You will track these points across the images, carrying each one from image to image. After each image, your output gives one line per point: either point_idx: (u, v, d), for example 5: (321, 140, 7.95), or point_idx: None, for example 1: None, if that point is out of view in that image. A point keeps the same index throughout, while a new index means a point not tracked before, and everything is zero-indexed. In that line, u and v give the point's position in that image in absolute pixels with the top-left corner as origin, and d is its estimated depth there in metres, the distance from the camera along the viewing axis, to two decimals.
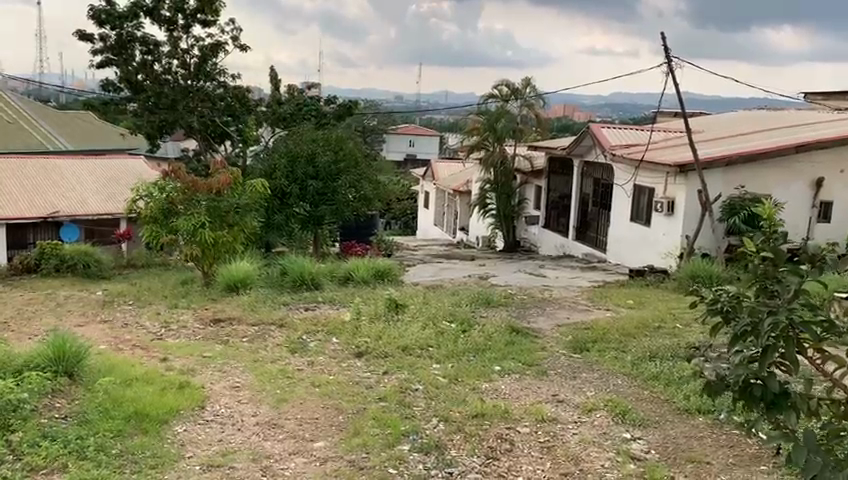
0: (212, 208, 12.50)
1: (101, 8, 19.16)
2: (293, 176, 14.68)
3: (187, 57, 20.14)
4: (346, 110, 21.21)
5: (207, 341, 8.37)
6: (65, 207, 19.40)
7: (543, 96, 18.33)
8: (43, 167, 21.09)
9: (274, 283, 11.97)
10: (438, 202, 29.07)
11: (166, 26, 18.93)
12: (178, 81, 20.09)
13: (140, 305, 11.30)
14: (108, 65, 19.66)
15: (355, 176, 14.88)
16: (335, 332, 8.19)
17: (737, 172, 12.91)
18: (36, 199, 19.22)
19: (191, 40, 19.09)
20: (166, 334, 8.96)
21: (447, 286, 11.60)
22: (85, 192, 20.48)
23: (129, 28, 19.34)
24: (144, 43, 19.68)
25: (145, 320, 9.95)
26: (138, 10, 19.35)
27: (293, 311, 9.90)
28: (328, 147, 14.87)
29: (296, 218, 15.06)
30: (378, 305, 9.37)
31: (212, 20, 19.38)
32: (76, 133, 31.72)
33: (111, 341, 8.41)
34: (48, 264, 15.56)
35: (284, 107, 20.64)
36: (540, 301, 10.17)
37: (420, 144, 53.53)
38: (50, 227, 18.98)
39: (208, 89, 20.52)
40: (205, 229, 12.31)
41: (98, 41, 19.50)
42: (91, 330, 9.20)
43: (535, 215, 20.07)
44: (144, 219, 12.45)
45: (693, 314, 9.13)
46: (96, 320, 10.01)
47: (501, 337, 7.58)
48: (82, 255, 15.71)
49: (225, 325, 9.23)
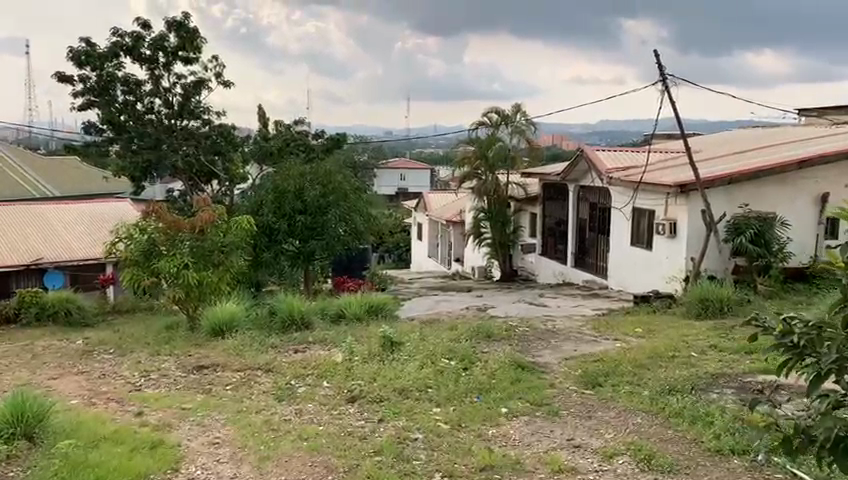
0: (196, 249, 11.97)
1: (80, 49, 18.77)
2: (281, 212, 14.21)
3: (169, 96, 19.90)
4: (334, 143, 20.84)
5: (188, 391, 7.75)
6: (49, 253, 18.81)
7: (534, 121, 17.96)
8: (26, 214, 20.56)
9: (263, 324, 11.37)
10: (431, 233, 28.59)
11: (147, 65, 18.53)
12: (162, 120, 19.91)
13: (122, 353, 10.68)
14: (89, 107, 19.23)
15: (345, 209, 14.37)
16: (328, 376, 7.59)
17: (740, 190, 12.49)
18: (18, 246, 18.64)
19: (173, 78, 18.69)
20: (145, 384, 8.35)
21: (444, 320, 11.04)
22: (71, 237, 19.92)
23: (110, 68, 18.95)
24: (126, 83, 19.31)
25: (125, 369, 9.33)
26: (119, 50, 19.01)
27: (282, 354, 9.30)
28: (317, 180, 14.36)
29: (285, 255, 14.55)
30: (372, 344, 8.79)
31: (194, 57, 19.02)
32: (63, 178, 31.29)
33: (84, 394, 7.77)
34: (29, 313, 14.90)
35: (271, 142, 20.18)
36: (543, 332, 9.62)
37: (411, 177, 53.52)
38: (33, 274, 18.37)
39: (192, 128, 20.29)
40: (188, 270, 11.75)
41: (78, 83, 19.10)
42: (66, 383, 8.58)
43: (531, 243, 19.62)
44: (125, 262, 11.85)
45: (707, 341, 8.58)
46: (72, 372, 9.37)
47: (507, 374, 7.01)
48: (63, 302, 15.10)
49: (209, 372, 8.63)
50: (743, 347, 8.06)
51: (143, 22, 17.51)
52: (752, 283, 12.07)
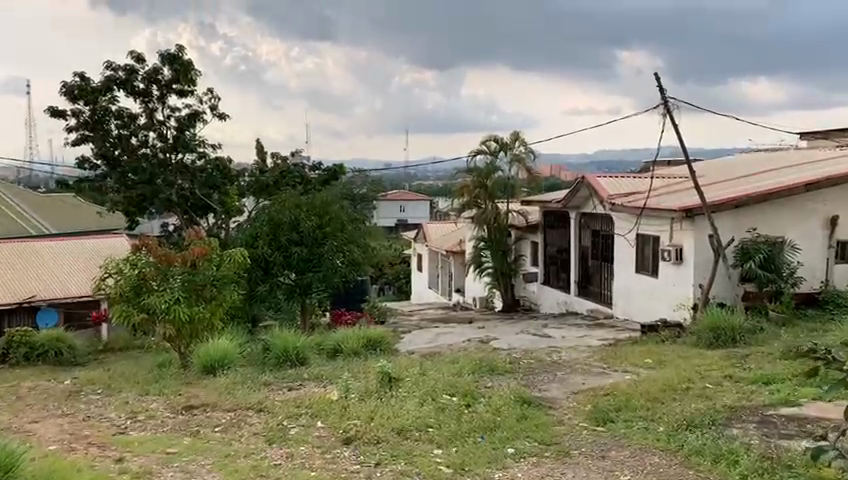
0: (187, 284, 11.57)
1: (74, 83, 18.61)
2: (277, 244, 13.88)
3: (164, 129, 19.68)
4: (332, 174, 20.57)
5: (174, 433, 7.30)
6: (43, 291, 18.40)
7: (533, 149, 17.69)
8: (20, 251, 20.21)
9: (257, 361, 10.95)
10: (431, 264, 28.23)
11: (141, 98, 18.34)
12: (156, 154, 19.61)
13: (109, 394, 10.22)
14: (84, 142, 19.02)
15: (342, 240, 14.01)
16: (322, 415, 7.15)
17: (747, 214, 12.16)
18: (11, 285, 18.25)
19: (167, 110, 18.50)
20: (131, 426, 7.90)
21: (445, 353, 10.62)
22: (65, 274, 19.53)
23: (104, 102, 18.76)
24: (120, 117, 19.09)
25: (112, 410, 8.88)
26: (112, 83, 18.83)
27: (275, 392, 8.89)
28: (313, 212, 14.03)
29: (281, 288, 14.19)
30: (370, 380, 8.36)
31: (189, 90, 18.83)
32: (60, 215, 30.98)
33: (64, 439, 7.33)
34: (18, 353, 14.42)
35: (267, 175, 19.91)
36: (548, 364, 9.19)
37: (411, 209, 53.33)
38: (26, 313, 17.95)
39: (186, 161, 20.01)
40: (180, 305, 11.35)
41: (71, 118, 18.89)
42: (48, 426, 8.13)
43: (533, 272, 19.25)
44: (114, 299, 11.42)
45: (722, 371, 8.15)
46: (55, 415, 8.92)
47: (512, 411, 6.58)
48: (53, 341, 14.64)
49: (198, 412, 8.19)
50: (760, 378, 7.65)
51: (136, 55, 17.36)
52: (762, 309, 11.71)
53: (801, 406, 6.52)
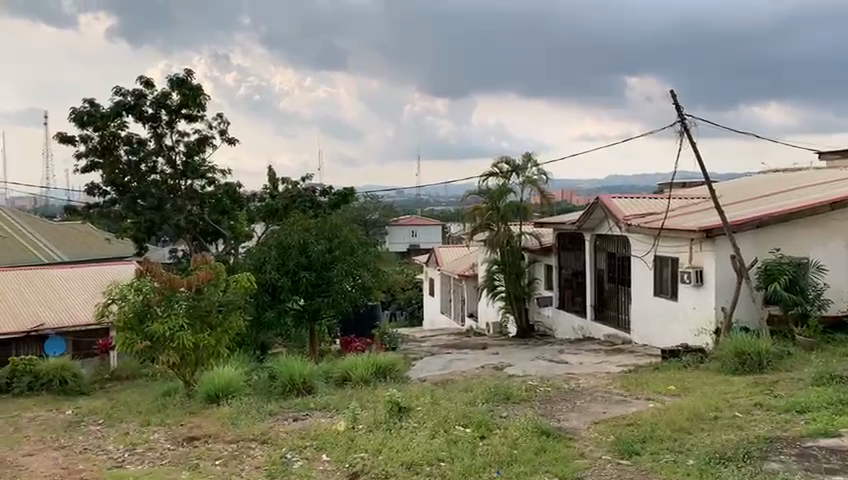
0: (192, 310, 11.24)
1: (83, 109, 18.52)
2: (285, 268, 13.56)
3: (173, 154, 19.53)
4: (342, 198, 20.32)
5: (173, 467, 6.93)
6: (51, 319, 18.16)
7: (546, 171, 17.33)
8: (29, 278, 20.02)
9: (263, 390, 10.58)
10: (443, 288, 27.82)
11: (150, 124, 18.23)
12: (166, 180, 19.35)
13: (110, 425, 9.86)
14: (93, 168, 18.87)
15: (351, 264, 13.64)
16: (327, 448, 6.76)
17: (769, 234, 11.76)
18: (19, 313, 18.04)
19: (176, 135, 18.38)
20: (128, 459, 7.54)
21: (458, 381, 10.20)
22: (73, 301, 19.27)
23: (113, 128, 18.64)
24: (128, 143, 18.95)
25: (111, 442, 8.53)
26: (122, 109, 18.72)
27: (281, 422, 8.51)
28: (322, 235, 13.72)
29: (289, 314, 13.87)
30: (378, 409, 7.95)
31: (198, 114, 18.72)
32: (72, 243, 30.86)
33: (57, 474, 6.97)
34: (22, 382, 14.08)
35: (277, 200, 19.72)
36: (567, 392, 8.76)
37: (423, 234, 53.09)
38: (34, 341, 17.69)
39: (196, 187, 19.84)
40: (185, 333, 11.01)
41: (81, 144, 18.79)
42: (42, 460, 7.78)
43: (548, 296, 18.82)
44: (118, 327, 11.09)
45: (751, 399, 7.69)
46: (53, 447, 8.56)
47: (530, 443, 6.18)
48: (59, 369, 14.32)
49: (200, 444, 7.84)
50: (793, 405, 7.20)
51: (144, 79, 17.32)
52: (788, 334, 11.08)
53: (842, 437, 6.07)
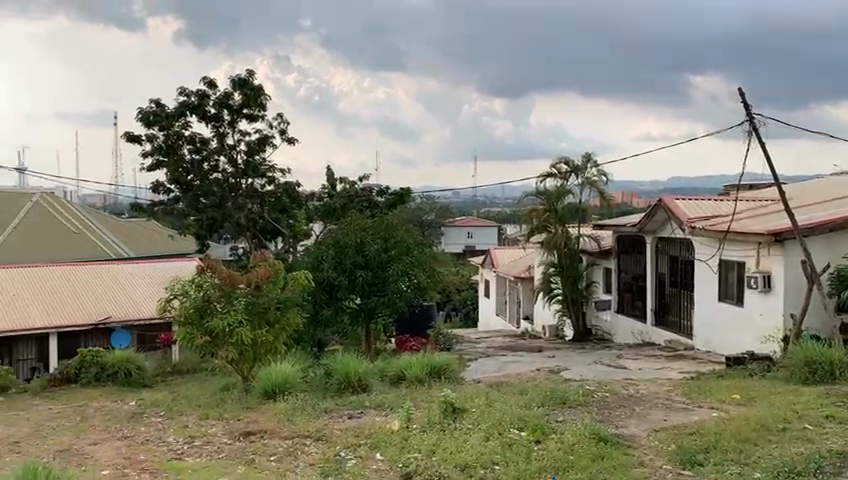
0: (251, 306, 11.41)
1: (149, 109, 19.06)
2: (341, 267, 13.63)
3: (235, 154, 19.92)
4: (399, 198, 20.37)
5: (229, 461, 7.03)
6: (117, 312, 18.78)
7: (606, 172, 17.00)
8: (98, 272, 20.76)
9: (319, 387, 10.66)
10: (499, 290, 27.61)
11: (213, 123, 18.64)
12: (227, 179, 19.73)
13: (171, 417, 10.09)
14: (158, 167, 19.40)
15: (407, 264, 13.63)
16: (381, 447, 6.74)
17: (844, 238, 11.23)
18: (87, 306, 18.72)
19: (237, 135, 18.74)
20: (187, 452, 7.68)
21: (513, 384, 10.07)
22: (138, 295, 19.89)
23: (177, 128, 19.12)
24: (192, 142, 19.41)
25: (171, 434, 8.73)
26: (186, 109, 19.19)
27: (335, 419, 8.55)
28: (378, 235, 13.74)
29: (346, 312, 13.97)
30: (432, 410, 7.90)
31: (259, 114, 19.05)
32: (138, 239, 31.86)
33: (119, 463, 7.15)
34: (89, 372, 14.58)
35: (335, 199, 19.91)
36: (625, 398, 8.53)
37: (479, 235, 52.87)
38: (101, 333, 18.35)
39: (256, 186, 20.18)
40: (243, 328, 11.18)
41: (147, 144, 19.34)
42: (105, 449, 8.00)
43: (606, 299, 18.45)
44: (180, 321, 11.33)
45: (822, 411, 7.33)
46: (116, 437, 8.80)
47: (587, 450, 6.02)
48: (123, 362, 14.74)
49: (256, 439, 7.94)
50: None
51: (208, 81, 17.71)
52: None
53: None
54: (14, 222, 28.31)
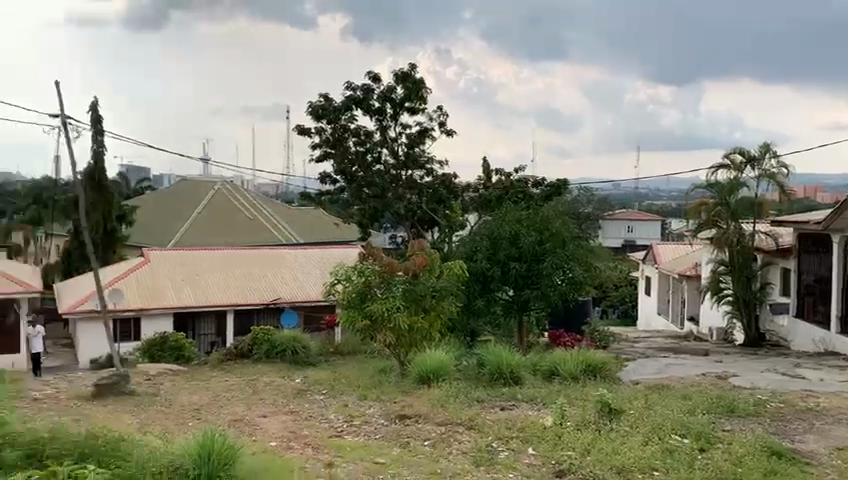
0: (407, 293, 11.71)
1: (318, 104, 20.02)
2: (496, 258, 13.62)
3: (396, 146, 20.50)
4: (556, 190, 19.98)
5: (386, 442, 7.25)
6: (286, 293, 20.07)
7: (787, 164, 15.67)
8: (270, 256, 22.26)
9: (472, 376, 10.73)
10: (661, 288, 26.35)
11: (376, 116, 19.30)
12: (389, 170, 20.44)
13: (332, 396, 10.59)
14: (326, 158, 20.38)
15: (562, 257, 13.33)
16: (534, 441, 6.66)
17: None
18: (260, 286, 20.16)
19: (399, 127, 19.26)
20: (346, 430, 8.02)
21: (675, 387, 9.55)
22: (305, 278, 21.12)
23: (343, 121, 19.97)
24: (356, 134, 20.19)
25: (332, 412, 9.16)
26: (352, 103, 19.98)
27: (488, 410, 8.56)
28: (533, 226, 13.53)
29: (499, 303, 14.02)
30: (588, 408, 7.68)
31: (419, 107, 19.46)
32: (306, 226, 33.78)
33: (285, 436, 7.61)
34: (260, 349, 15.67)
35: (491, 191, 19.93)
36: (804, 411, 7.81)
37: (640, 230, 50.78)
38: (271, 312, 19.73)
39: (416, 177, 20.69)
40: (400, 314, 11.51)
41: (316, 136, 20.37)
42: (273, 422, 8.56)
43: (783, 303, 17.03)
44: (342, 305, 11.87)
45: None
46: (283, 411, 9.39)
47: (757, 464, 5.58)
48: (291, 341, 15.64)
49: (411, 423, 8.14)
50: None
51: (373, 76, 18.34)
52: None
53: None
54: (200, 209, 31.09)
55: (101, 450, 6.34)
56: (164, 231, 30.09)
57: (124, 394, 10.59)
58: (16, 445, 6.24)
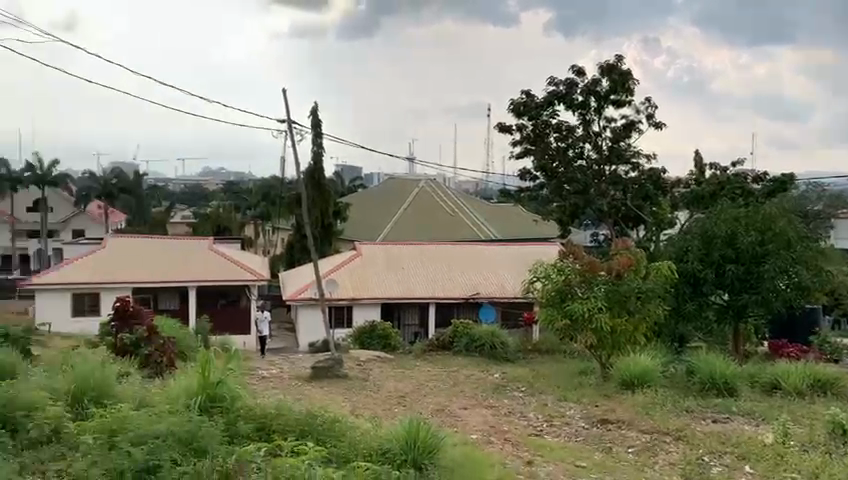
0: (610, 294, 11.35)
1: (519, 100, 19.77)
2: (708, 259, 12.75)
3: (600, 141, 19.91)
4: (780, 186, 18.27)
5: (587, 445, 7.10)
6: (486, 289, 20.38)
7: None
8: (471, 251, 22.71)
9: (681, 384, 10.15)
10: None
11: (579, 111, 18.87)
12: (591, 165, 19.90)
13: (532, 393, 10.56)
14: (526, 155, 20.05)
15: (787, 260, 12.13)
16: (751, 459, 6.15)
17: None
18: (462, 281, 20.65)
19: (604, 121, 18.70)
20: (546, 429, 7.97)
21: None
22: (505, 274, 21.28)
23: (545, 117, 19.61)
24: (558, 130, 19.72)
25: (531, 410, 9.14)
26: (554, 98, 19.60)
27: (698, 421, 8.04)
28: (753, 225, 12.45)
29: (711, 307, 13.11)
30: (815, 428, 6.94)
31: (626, 99, 18.73)
32: (506, 222, 33.99)
33: (485, 430, 7.73)
34: (461, 342, 16.02)
35: (704, 187, 18.70)
36: None
37: None
38: (472, 306, 20.15)
39: (621, 173, 19.97)
40: (602, 314, 11.19)
41: (516, 133, 20.20)
42: (474, 415, 8.74)
43: None
44: (542, 303, 11.74)
45: None
46: (483, 405, 9.54)
47: None
48: (490, 336, 15.83)
49: (613, 428, 7.88)
50: None
51: (576, 71, 17.92)
52: None
53: None
54: (405, 206, 32.55)
55: (319, 428, 6.89)
56: (372, 228, 31.93)
57: (337, 378, 11.39)
58: (248, 417, 6.98)
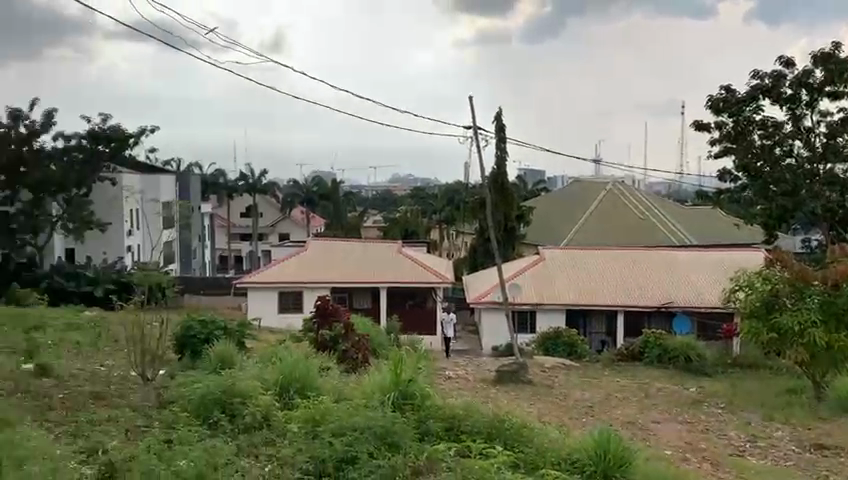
0: (826, 307, 10.30)
1: (719, 96, 18.47)
2: None
3: (812, 137, 18.12)
4: None
5: (798, 472, 6.49)
6: (678, 297, 19.35)
7: None
8: (661, 255, 21.64)
9: None
10: None
11: (788, 106, 17.31)
12: (802, 164, 18.15)
13: (733, 411, 9.82)
14: (726, 153, 18.64)
15: None
16: None
17: None
18: (651, 288, 19.76)
19: (816, 115, 16.99)
20: (750, 451, 7.38)
21: None
22: (699, 281, 20.03)
23: (748, 113, 18.22)
24: (763, 127, 18.24)
25: (732, 428, 8.51)
26: (758, 93, 18.16)
27: None
28: None
29: None
30: None
31: (843, 91, 16.87)
32: (700, 225, 32.02)
33: (680, 447, 7.33)
34: (652, 352, 15.29)
35: None
36: None
37: None
38: (662, 315, 19.23)
39: (837, 171, 18.03)
40: (815, 329, 10.16)
41: (715, 131, 18.90)
42: (668, 429, 8.32)
43: None
44: (744, 315, 10.83)
45: None
46: (677, 420, 9.05)
47: None
48: (685, 347, 14.96)
49: (830, 455, 7.13)
50: None
51: (786, 63, 16.42)
52: None
53: None
54: (591, 210, 31.85)
55: (506, 431, 6.92)
56: (557, 232, 31.63)
57: (523, 383, 11.37)
58: (438, 415, 7.18)
